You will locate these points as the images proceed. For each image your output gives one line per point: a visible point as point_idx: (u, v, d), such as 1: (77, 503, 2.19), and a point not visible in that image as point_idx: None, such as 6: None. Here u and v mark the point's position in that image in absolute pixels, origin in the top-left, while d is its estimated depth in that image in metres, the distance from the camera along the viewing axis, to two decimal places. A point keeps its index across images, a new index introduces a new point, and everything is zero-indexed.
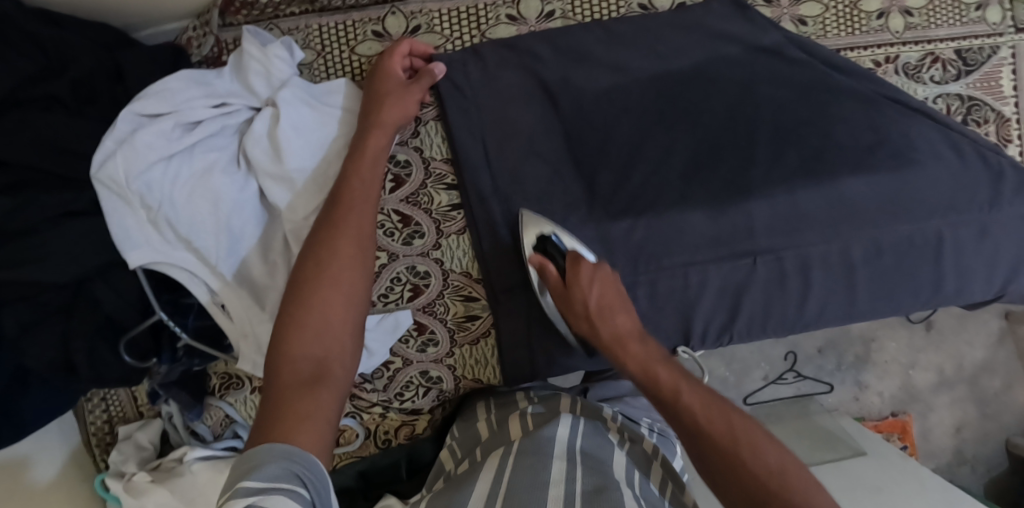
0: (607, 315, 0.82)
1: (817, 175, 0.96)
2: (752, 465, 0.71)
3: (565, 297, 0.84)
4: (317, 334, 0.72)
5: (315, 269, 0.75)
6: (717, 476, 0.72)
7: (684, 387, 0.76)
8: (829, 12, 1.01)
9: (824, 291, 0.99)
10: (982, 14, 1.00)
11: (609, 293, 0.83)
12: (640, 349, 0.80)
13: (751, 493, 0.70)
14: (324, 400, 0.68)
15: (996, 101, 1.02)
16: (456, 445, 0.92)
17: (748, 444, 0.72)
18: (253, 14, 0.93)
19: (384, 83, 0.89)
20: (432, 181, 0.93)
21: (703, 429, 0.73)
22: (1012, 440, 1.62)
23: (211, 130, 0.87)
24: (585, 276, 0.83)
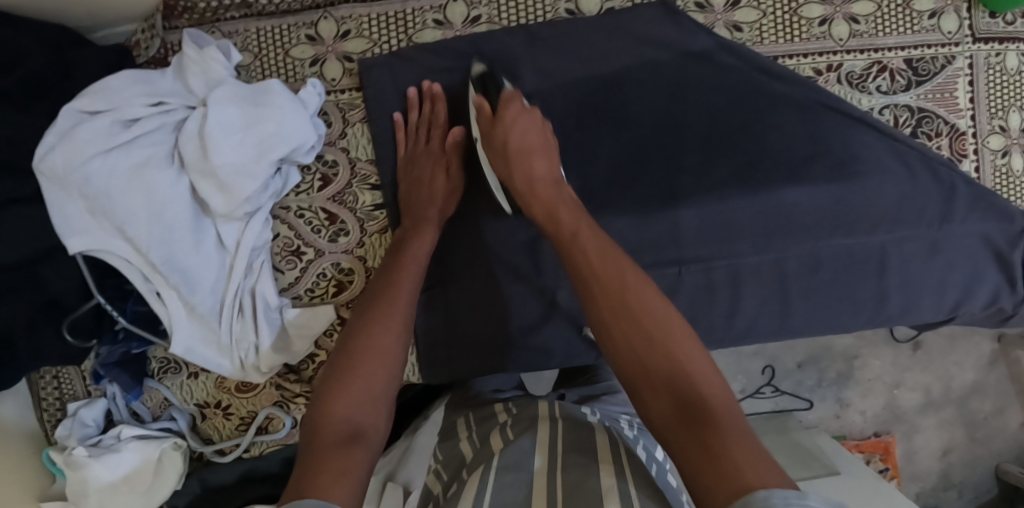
0: (508, 145, 0.84)
1: (751, 186, 0.95)
2: (648, 323, 0.67)
3: (489, 134, 0.86)
4: (359, 400, 0.71)
5: (368, 343, 0.75)
6: (624, 338, 0.67)
7: (609, 266, 0.72)
8: (767, 18, 0.95)
9: (757, 305, 0.97)
10: (935, 23, 0.98)
11: (532, 133, 0.85)
12: (550, 191, 0.82)
13: (651, 358, 0.65)
14: (359, 460, 0.65)
15: (949, 113, 0.99)
16: (440, 466, 0.86)
17: (667, 338, 0.65)
18: (194, 17, 0.95)
19: (428, 165, 0.91)
20: (357, 181, 0.95)
21: (617, 287, 0.69)
22: (1002, 467, 1.55)
23: (149, 127, 0.91)
24: (511, 115, 0.86)
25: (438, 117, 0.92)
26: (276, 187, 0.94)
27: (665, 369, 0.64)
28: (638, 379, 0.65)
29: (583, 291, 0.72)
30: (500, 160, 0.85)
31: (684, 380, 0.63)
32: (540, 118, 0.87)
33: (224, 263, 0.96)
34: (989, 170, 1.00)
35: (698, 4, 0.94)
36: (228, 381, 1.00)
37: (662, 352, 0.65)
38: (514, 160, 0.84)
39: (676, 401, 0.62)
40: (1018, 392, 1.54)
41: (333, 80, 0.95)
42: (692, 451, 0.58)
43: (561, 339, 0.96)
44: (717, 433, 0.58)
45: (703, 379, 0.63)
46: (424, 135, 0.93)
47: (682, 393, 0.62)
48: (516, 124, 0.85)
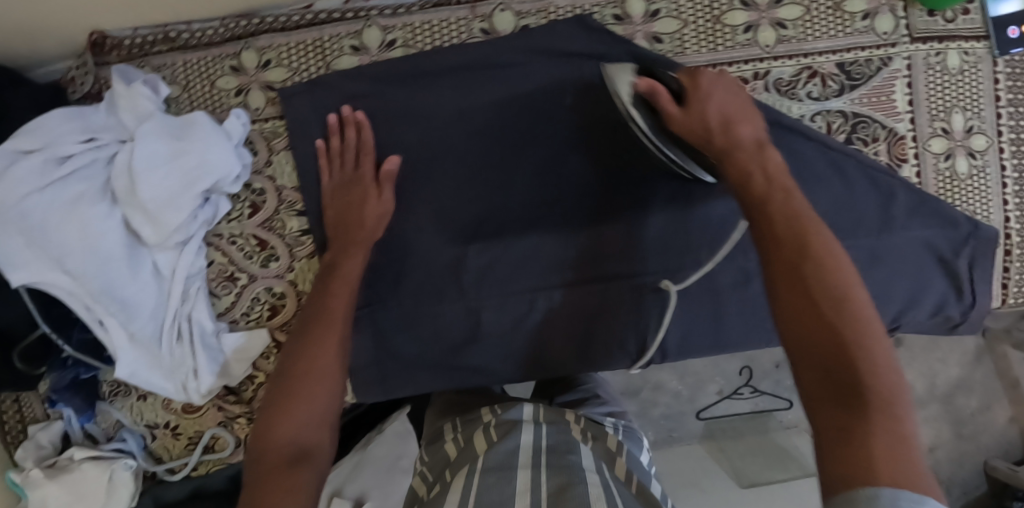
0: (705, 117, 0.77)
1: (677, 200, 0.94)
2: (825, 299, 0.64)
3: (682, 113, 0.78)
4: (303, 418, 0.76)
5: (306, 366, 0.79)
6: (792, 297, 0.66)
7: (793, 229, 0.68)
8: (688, 28, 0.93)
9: (685, 320, 0.96)
10: (870, 24, 0.95)
11: (729, 101, 0.78)
12: (753, 160, 0.75)
13: (812, 331, 0.64)
14: (305, 480, 0.71)
15: (887, 117, 0.96)
16: (427, 469, 0.90)
17: (852, 322, 0.63)
18: (123, 54, 0.96)
19: (358, 189, 0.90)
20: (284, 208, 0.97)
21: (812, 253, 0.66)
22: (990, 462, 1.48)
23: (82, 163, 0.93)
24: (703, 85, 0.78)
25: (364, 144, 0.91)
26: (206, 216, 0.96)
27: (835, 347, 0.63)
28: (805, 340, 0.64)
29: (764, 244, 0.69)
30: (693, 125, 0.77)
31: (846, 365, 0.62)
32: (734, 87, 0.80)
33: (162, 290, 0.98)
34: (932, 175, 0.97)
35: (615, 16, 0.93)
36: (174, 403, 1.03)
37: (832, 331, 0.63)
38: (717, 133, 0.76)
39: (837, 382, 0.62)
40: (1004, 387, 1.49)
41: (257, 110, 0.96)
42: (833, 429, 0.60)
43: (489, 358, 0.96)
44: (865, 426, 0.59)
45: (885, 372, 0.61)
46: (352, 162, 0.91)
47: (840, 374, 0.62)
48: (711, 97, 0.78)
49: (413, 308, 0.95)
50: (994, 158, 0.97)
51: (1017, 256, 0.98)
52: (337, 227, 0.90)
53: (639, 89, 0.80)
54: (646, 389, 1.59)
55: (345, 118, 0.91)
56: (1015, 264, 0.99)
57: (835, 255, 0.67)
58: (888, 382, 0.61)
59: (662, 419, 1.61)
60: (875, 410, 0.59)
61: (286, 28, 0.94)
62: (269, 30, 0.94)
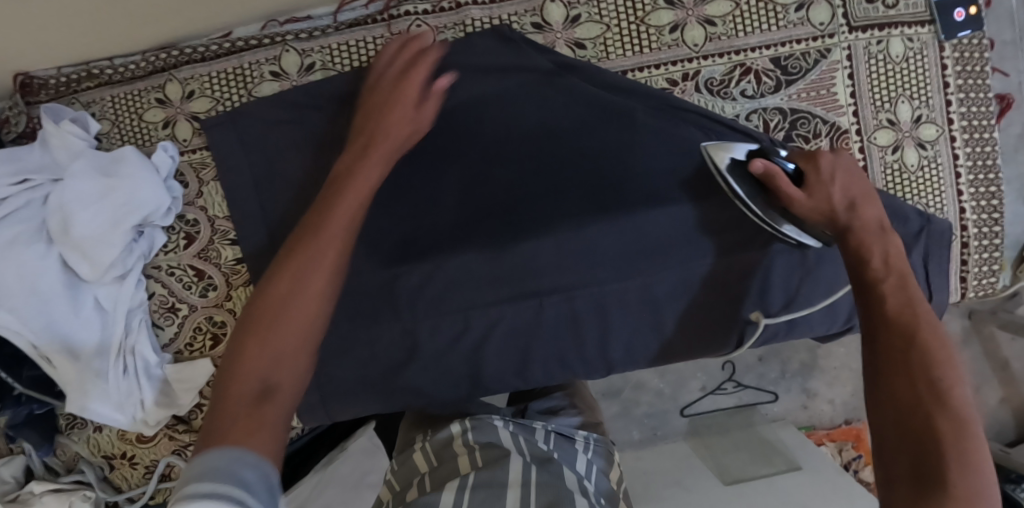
0: (852, 201, 0.76)
1: (608, 210, 0.91)
2: (935, 393, 0.60)
3: (810, 193, 0.78)
4: (275, 352, 0.62)
5: (306, 245, 0.67)
6: (895, 385, 0.61)
7: (919, 313, 0.64)
8: (611, 31, 0.91)
9: (625, 331, 0.95)
10: (804, 15, 0.90)
11: (858, 184, 0.77)
12: (872, 246, 0.71)
13: (906, 416, 0.60)
14: (273, 416, 0.59)
15: (828, 112, 0.92)
16: (393, 480, 0.86)
17: (961, 423, 0.58)
18: (51, 93, 0.97)
19: (396, 94, 0.80)
20: (218, 237, 0.98)
21: (919, 341, 0.62)
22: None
23: (16, 205, 0.94)
24: (828, 166, 0.79)
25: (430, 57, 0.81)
26: (142, 249, 0.96)
27: (925, 443, 0.58)
28: (895, 431, 0.60)
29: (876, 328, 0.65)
30: (816, 208, 0.77)
31: (937, 456, 0.57)
32: (859, 173, 0.79)
33: (106, 324, 0.99)
34: (879, 168, 0.92)
35: (535, 25, 0.91)
36: (128, 433, 1.04)
37: (935, 435, 0.58)
38: (842, 218, 0.75)
39: (920, 468, 0.57)
40: (994, 369, 1.44)
41: (185, 141, 0.96)
42: None
43: (428, 378, 0.96)
44: None
45: (978, 478, 0.56)
46: (409, 53, 0.82)
47: (926, 466, 0.57)
48: (833, 183, 0.78)
49: (349, 332, 0.95)
50: (946, 146, 0.92)
51: (974, 248, 0.94)
52: (344, 165, 0.75)
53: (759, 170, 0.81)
54: (627, 389, 1.53)
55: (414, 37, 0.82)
56: (973, 257, 0.95)
57: (942, 343, 0.63)
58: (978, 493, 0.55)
59: (645, 418, 1.55)
60: None
61: (206, 57, 0.94)
62: (190, 61, 0.94)
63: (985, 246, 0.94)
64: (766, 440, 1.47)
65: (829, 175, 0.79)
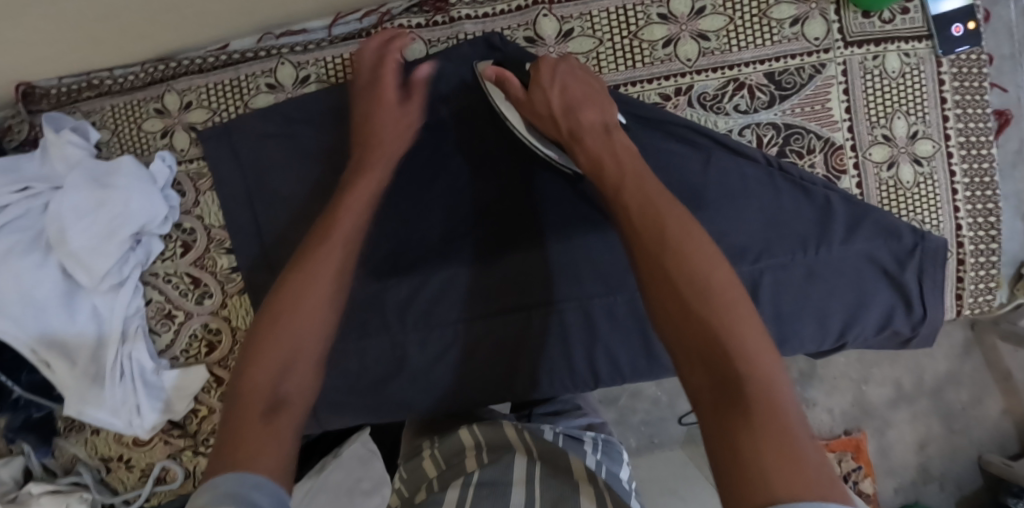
0: (570, 99, 0.79)
1: (597, 222, 0.93)
2: (694, 283, 0.60)
3: (531, 102, 0.81)
4: (285, 361, 0.67)
5: (303, 264, 0.73)
6: (661, 292, 0.61)
7: (648, 208, 0.66)
8: (604, 46, 0.90)
9: (614, 346, 0.94)
10: (799, 30, 0.89)
11: (575, 86, 0.81)
12: (597, 142, 0.75)
13: (684, 320, 0.59)
14: (287, 432, 0.63)
15: (823, 127, 0.91)
16: (402, 485, 0.85)
17: (717, 303, 0.59)
18: (54, 103, 0.99)
19: (392, 94, 0.85)
20: (214, 246, 0.99)
21: (665, 237, 0.63)
22: (984, 456, 1.43)
23: (15, 213, 0.96)
24: (548, 72, 0.81)
25: (394, 46, 0.86)
26: (139, 258, 0.98)
27: (703, 338, 0.58)
28: (676, 339, 0.59)
29: (631, 242, 0.65)
30: (547, 120, 0.81)
31: (712, 343, 0.57)
32: (579, 74, 0.82)
33: (102, 331, 1.01)
34: (874, 185, 0.92)
35: (527, 39, 0.91)
36: (125, 436, 1.06)
37: (709, 332, 0.57)
38: (564, 118, 0.79)
39: (711, 377, 0.56)
40: (995, 379, 1.44)
41: (182, 150, 0.98)
42: (715, 427, 0.54)
43: (414, 391, 0.96)
44: (746, 420, 0.53)
45: (750, 354, 0.56)
46: (373, 67, 0.86)
47: (713, 362, 0.57)
48: (554, 83, 0.80)
49: (339, 343, 0.96)
50: (942, 163, 0.91)
51: (971, 265, 0.93)
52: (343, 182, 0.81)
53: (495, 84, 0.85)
54: (624, 395, 1.56)
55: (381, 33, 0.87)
56: (970, 274, 0.93)
57: (690, 234, 0.63)
58: (764, 369, 0.56)
59: (641, 425, 1.56)
60: (762, 396, 0.54)
61: (203, 69, 0.95)
62: (187, 73, 0.95)
63: (982, 263, 0.93)
64: None
65: (545, 77, 0.81)
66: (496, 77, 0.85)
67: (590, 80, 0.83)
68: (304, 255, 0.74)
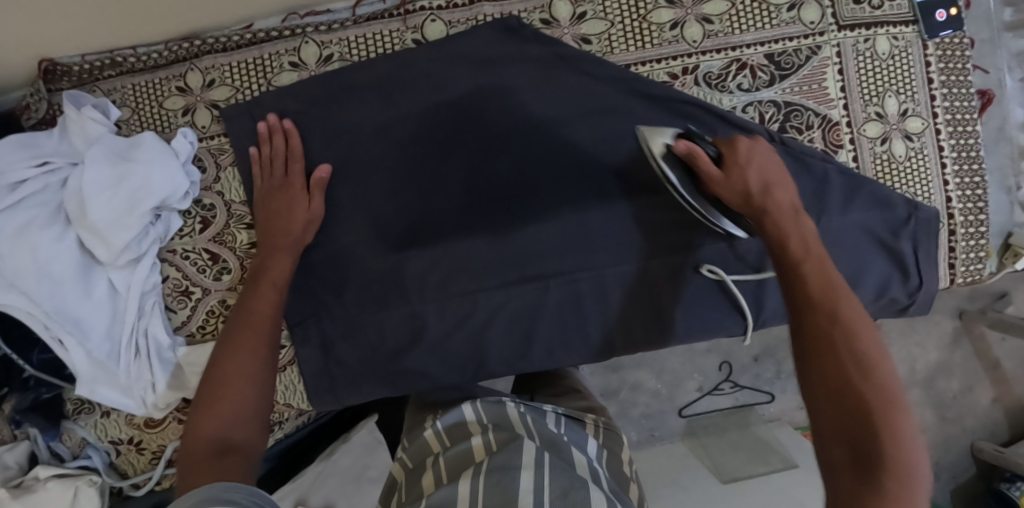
0: (764, 182, 0.81)
1: (609, 196, 0.96)
2: (860, 368, 0.67)
3: (721, 175, 0.82)
4: (231, 410, 0.80)
5: (244, 316, 0.88)
6: (821, 361, 0.68)
7: (830, 288, 0.72)
8: (615, 28, 0.95)
9: (628, 317, 0.97)
10: (796, 14, 0.95)
11: (770, 169, 0.82)
12: (787, 222, 0.78)
13: (838, 393, 0.66)
14: (236, 464, 0.75)
15: (820, 105, 0.96)
16: (407, 456, 0.88)
17: (876, 388, 0.65)
18: (74, 80, 1.00)
19: (287, 197, 0.94)
20: (234, 221, 1.00)
21: (844, 319, 0.69)
22: (976, 444, 1.45)
23: (34, 188, 0.97)
24: (743, 151, 0.83)
25: (292, 152, 0.94)
26: (158, 233, 0.99)
27: (860, 420, 0.64)
28: (828, 403, 0.67)
29: (802, 312, 0.72)
30: (733, 189, 0.81)
31: (866, 421, 0.64)
32: (773, 158, 0.83)
33: (118, 307, 1.02)
34: (869, 158, 0.97)
35: (542, 21, 0.95)
36: (136, 418, 1.06)
37: (863, 409, 0.64)
38: (758, 197, 0.80)
39: (854, 453, 0.64)
40: (985, 369, 1.48)
41: (203, 127, 1.00)
42: (846, 494, 0.62)
43: (432, 362, 0.98)
44: (881, 498, 0.60)
45: (901, 444, 0.63)
46: (281, 167, 0.94)
47: (859, 440, 0.64)
48: (749, 164, 0.82)
49: (358, 315, 0.98)
50: (931, 139, 0.97)
51: (962, 234, 0.98)
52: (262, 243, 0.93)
53: (683, 152, 0.84)
54: (624, 389, 1.59)
55: (274, 127, 0.94)
56: (960, 243, 0.99)
57: (861, 324, 0.69)
58: (910, 464, 0.62)
59: (642, 419, 1.60)
60: (900, 477, 0.61)
61: (227, 48, 0.98)
62: (212, 51, 0.98)
63: (972, 232, 0.98)
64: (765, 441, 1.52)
65: (738, 164, 0.82)
66: (687, 148, 0.84)
67: (777, 163, 0.85)
68: (235, 325, 0.88)
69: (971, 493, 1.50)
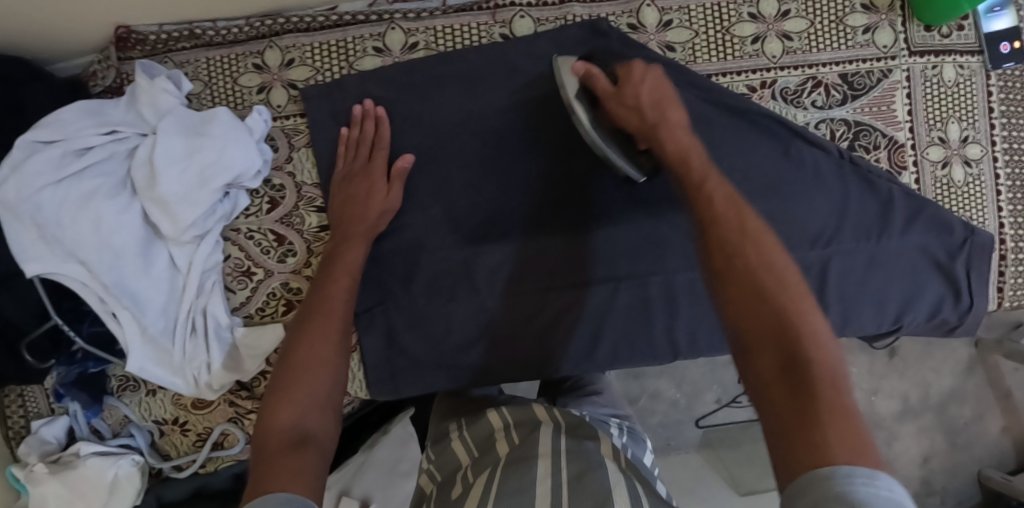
0: (656, 104, 0.83)
1: (684, 202, 0.97)
2: (770, 276, 0.67)
3: (617, 94, 0.85)
4: (304, 406, 0.78)
5: (314, 309, 0.87)
6: (734, 278, 0.69)
7: (733, 208, 0.73)
8: (699, 37, 0.96)
9: (693, 324, 0.99)
10: (870, 38, 0.96)
11: (664, 91, 0.85)
12: (684, 141, 0.81)
13: (755, 306, 0.66)
14: (312, 460, 0.72)
15: (888, 127, 0.98)
16: (433, 467, 0.89)
17: (783, 290, 0.67)
18: (146, 49, 0.98)
19: (366, 181, 0.93)
20: (303, 203, 0.99)
21: (752, 233, 0.71)
22: (983, 472, 1.52)
23: (100, 156, 0.95)
24: (638, 73, 0.85)
25: (380, 138, 0.94)
26: (224, 211, 0.97)
27: (780, 328, 0.64)
28: (741, 317, 0.67)
29: (706, 228, 0.73)
30: (630, 112, 0.84)
31: (783, 328, 0.64)
32: (662, 81, 0.86)
33: (176, 284, 0.99)
34: (930, 181, 0.98)
35: (630, 25, 0.96)
36: (184, 398, 1.03)
37: (781, 319, 0.65)
38: (654, 115, 0.82)
39: (777, 360, 0.63)
40: (996, 397, 1.53)
41: (279, 107, 0.98)
42: (784, 407, 0.60)
43: (498, 358, 0.98)
44: (815, 402, 0.59)
45: (815, 345, 0.63)
46: (366, 152, 0.94)
47: (780, 346, 0.63)
48: (642, 84, 0.84)
49: (426, 306, 0.97)
50: (988, 166, 0.98)
51: (1012, 261, 1.00)
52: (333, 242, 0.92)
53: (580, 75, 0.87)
54: (644, 397, 1.52)
55: (366, 112, 0.94)
56: (1011, 268, 1.00)
57: (766, 240, 0.71)
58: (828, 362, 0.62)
59: (659, 427, 1.54)
60: (823, 376, 0.60)
61: (310, 28, 0.97)
62: (293, 31, 0.97)
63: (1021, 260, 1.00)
64: None
65: (633, 78, 0.84)
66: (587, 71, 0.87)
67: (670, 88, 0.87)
68: (310, 314, 0.87)
69: None
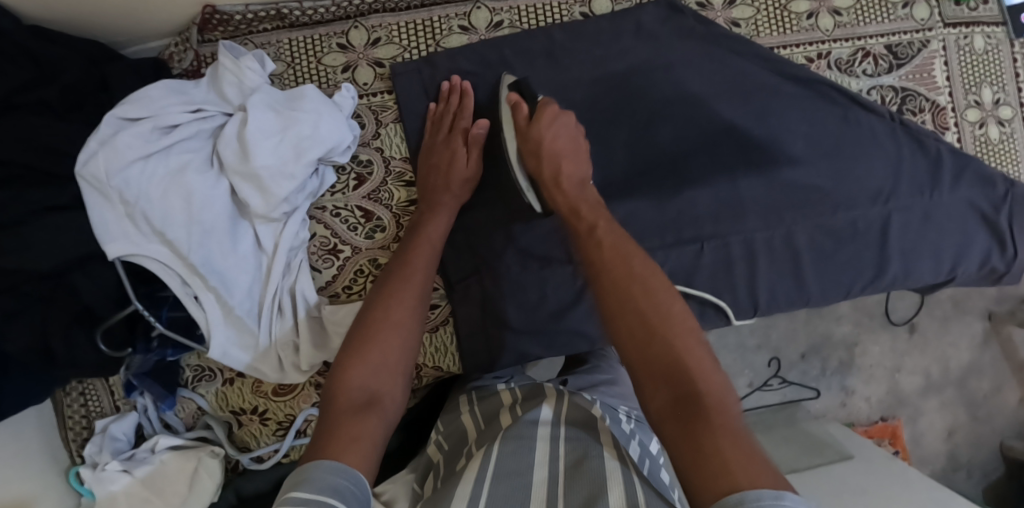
0: (547, 148, 0.90)
1: (757, 163, 1.02)
2: (655, 315, 0.73)
3: (524, 133, 0.92)
4: (374, 367, 0.76)
5: (399, 269, 0.86)
6: (620, 316, 0.75)
7: (617, 251, 0.79)
8: (760, 14, 1.06)
9: (771, 282, 1.03)
10: (909, 12, 1.07)
11: (564, 139, 0.91)
12: (569, 190, 0.89)
13: (647, 348, 0.72)
14: (371, 428, 0.71)
15: (930, 91, 1.07)
16: (443, 438, 0.93)
17: (667, 323, 0.73)
18: (229, 30, 0.99)
19: (446, 150, 0.95)
20: (392, 179, 1.00)
21: (620, 271, 0.77)
22: (1006, 443, 1.61)
23: (187, 133, 0.93)
24: (548, 118, 0.91)
25: (463, 110, 0.97)
26: (312, 188, 0.97)
27: (663, 366, 0.71)
28: (635, 354, 0.73)
29: (591, 262, 0.81)
30: (532, 156, 0.91)
31: (676, 366, 0.70)
32: (570, 129, 0.92)
33: (261, 264, 0.97)
34: (970, 139, 1.08)
35: (699, 3, 1.06)
36: (265, 385, 0.99)
37: (674, 359, 0.70)
38: (546, 158, 0.90)
39: (672, 397, 0.69)
40: (1013, 370, 1.62)
41: (365, 85, 1.01)
42: (680, 440, 0.66)
43: (592, 321, 1.00)
44: (712, 434, 0.65)
45: (704, 381, 0.69)
46: (447, 124, 0.97)
47: (674, 382, 0.69)
48: (552, 127, 0.91)
49: (520, 274, 0.99)
50: (1019, 126, 1.08)
51: None
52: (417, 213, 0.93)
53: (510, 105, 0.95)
54: None
55: (452, 87, 0.99)
56: None
57: (654, 278, 0.76)
58: (718, 399, 0.68)
59: None
60: (714, 411, 0.67)
61: (397, 8, 1.01)
62: (380, 11, 1.01)
63: None
64: (817, 435, 1.47)
65: (535, 121, 0.91)
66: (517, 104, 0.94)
67: (577, 133, 0.93)
68: (388, 274, 0.85)
69: (1001, 491, 1.63)
